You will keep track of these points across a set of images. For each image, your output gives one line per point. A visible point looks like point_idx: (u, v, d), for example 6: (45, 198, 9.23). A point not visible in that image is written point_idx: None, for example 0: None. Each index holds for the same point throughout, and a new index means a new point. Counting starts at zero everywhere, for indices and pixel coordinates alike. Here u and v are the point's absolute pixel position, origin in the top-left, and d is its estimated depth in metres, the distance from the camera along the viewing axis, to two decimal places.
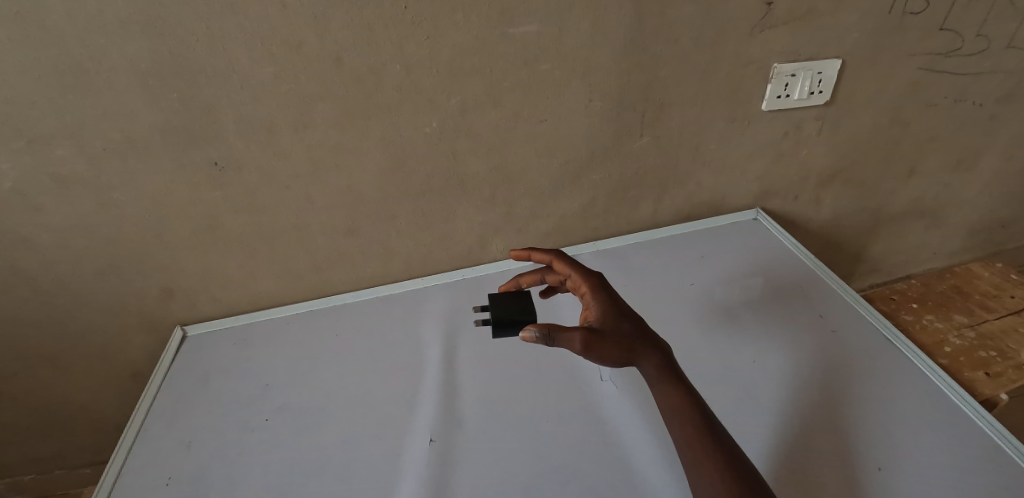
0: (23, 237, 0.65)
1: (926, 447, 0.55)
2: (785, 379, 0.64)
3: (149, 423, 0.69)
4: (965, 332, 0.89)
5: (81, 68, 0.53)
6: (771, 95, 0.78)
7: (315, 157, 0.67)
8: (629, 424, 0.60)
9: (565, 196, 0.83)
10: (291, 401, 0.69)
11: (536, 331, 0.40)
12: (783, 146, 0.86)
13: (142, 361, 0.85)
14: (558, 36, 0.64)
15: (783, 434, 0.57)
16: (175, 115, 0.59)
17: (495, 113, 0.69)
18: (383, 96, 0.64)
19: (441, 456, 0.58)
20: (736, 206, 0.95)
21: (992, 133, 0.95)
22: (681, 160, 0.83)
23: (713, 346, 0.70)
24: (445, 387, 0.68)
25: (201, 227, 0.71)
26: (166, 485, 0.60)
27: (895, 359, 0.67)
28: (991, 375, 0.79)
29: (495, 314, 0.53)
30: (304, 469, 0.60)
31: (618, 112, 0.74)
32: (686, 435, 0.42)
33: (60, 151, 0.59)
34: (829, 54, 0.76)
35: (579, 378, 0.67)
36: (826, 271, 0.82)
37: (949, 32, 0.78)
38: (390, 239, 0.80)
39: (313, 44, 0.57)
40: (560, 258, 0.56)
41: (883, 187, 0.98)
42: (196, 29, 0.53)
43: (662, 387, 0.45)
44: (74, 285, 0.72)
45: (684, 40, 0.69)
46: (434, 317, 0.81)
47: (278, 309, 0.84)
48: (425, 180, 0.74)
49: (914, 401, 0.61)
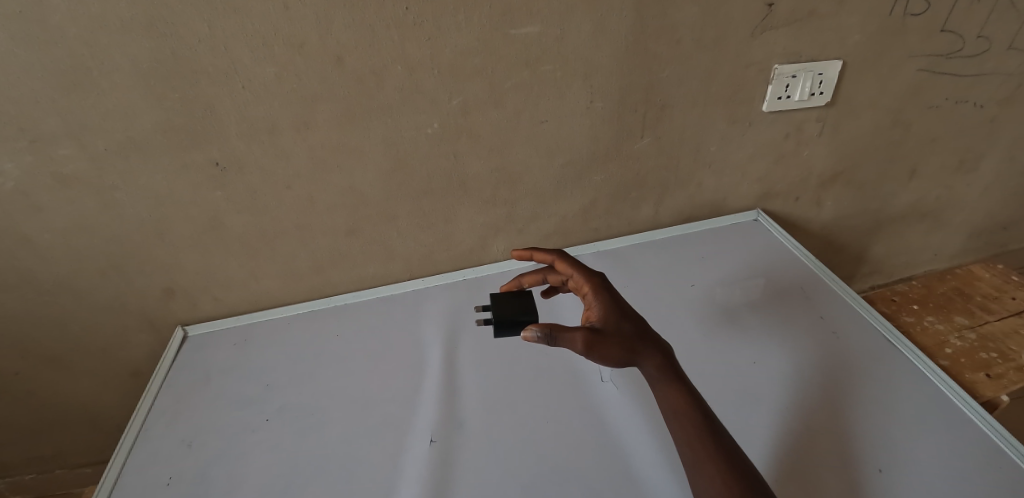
0: (25, 237, 0.65)
1: (926, 448, 0.55)
2: (786, 380, 0.64)
3: (150, 423, 0.69)
4: (966, 333, 0.89)
5: (83, 68, 0.54)
6: (772, 97, 0.78)
7: (317, 157, 0.67)
8: (630, 424, 0.60)
9: (566, 197, 0.83)
10: (291, 401, 0.69)
11: (538, 331, 0.40)
12: (784, 147, 0.86)
13: (143, 361, 0.85)
14: (559, 37, 0.64)
15: (783, 435, 0.57)
16: (177, 115, 0.59)
17: (497, 114, 0.69)
18: (385, 97, 0.64)
19: (442, 456, 0.58)
20: (737, 207, 0.95)
21: (993, 135, 0.95)
22: (682, 161, 0.83)
23: (714, 347, 0.70)
24: (446, 387, 0.68)
25: (202, 227, 0.71)
26: (167, 484, 0.60)
27: (896, 360, 0.67)
28: (992, 377, 0.79)
29: (497, 314, 0.53)
30: (304, 468, 0.60)
31: (620, 113, 0.74)
32: (687, 435, 0.42)
33: (62, 151, 0.59)
34: (830, 55, 0.76)
35: (580, 379, 0.67)
36: (827, 272, 0.82)
37: (950, 34, 0.78)
38: (391, 239, 0.80)
39: (315, 45, 0.57)
40: (562, 258, 0.57)
41: (884, 188, 0.98)
42: (198, 29, 0.53)
43: (663, 387, 0.45)
44: (76, 285, 0.72)
45: (686, 42, 0.69)
46: (434, 317, 0.81)
47: (279, 309, 0.84)
48: (426, 181, 0.74)
49: (915, 402, 0.61)
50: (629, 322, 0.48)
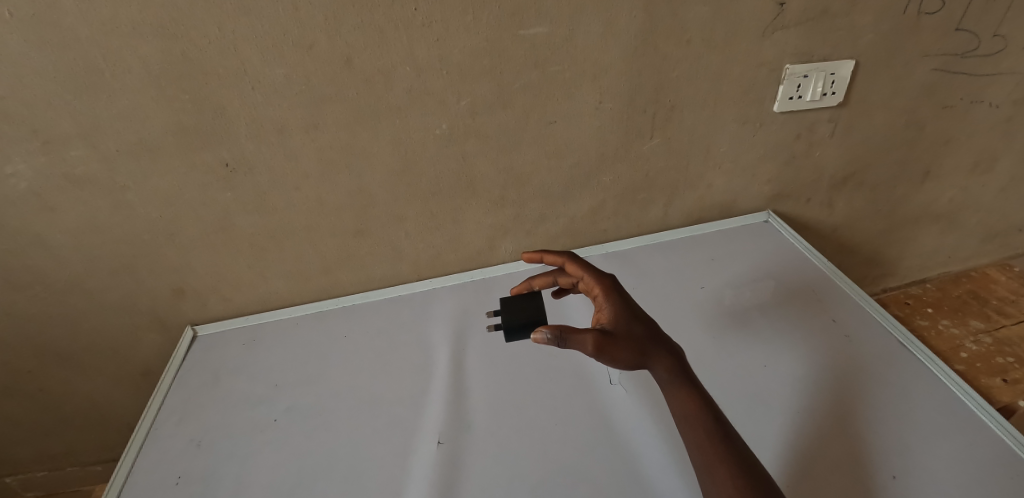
0: (37, 236, 0.66)
1: (940, 455, 0.54)
2: (797, 384, 0.63)
3: (159, 422, 0.69)
4: (982, 338, 0.88)
5: (96, 71, 0.54)
6: (784, 97, 0.77)
7: (326, 158, 0.67)
8: (638, 428, 0.59)
9: (575, 198, 0.82)
10: (301, 401, 0.69)
11: (549, 333, 0.41)
12: (795, 148, 0.85)
13: (154, 360, 0.86)
14: (568, 38, 0.64)
15: (795, 441, 0.56)
16: (186, 115, 0.60)
17: (506, 114, 0.69)
18: (394, 97, 0.63)
19: (449, 457, 0.58)
20: (747, 209, 0.94)
21: (1009, 134, 0.93)
22: (692, 162, 0.82)
23: (725, 350, 0.69)
24: (454, 388, 0.68)
25: (212, 227, 0.71)
26: (176, 483, 0.60)
27: (910, 364, 0.66)
28: (1008, 382, 0.78)
29: (508, 317, 0.54)
30: (311, 468, 0.60)
31: (629, 114, 0.74)
32: (699, 438, 0.42)
33: (75, 152, 0.59)
34: (843, 54, 0.75)
35: (590, 381, 0.67)
36: (840, 275, 0.80)
37: (966, 32, 0.76)
38: (399, 240, 0.80)
39: (324, 45, 0.57)
40: (573, 260, 0.56)
41: (898, 190, 0.97)
42: (209, 31, 0.54)
43: (673, 390, 0.45)
44: (87, 283, 0.73)
45: (697, 42, 0.68)
46: (442, 317, 0.81)
47: (288, 310, 0.85)
48: (434, 181, 0.74)
49: (929, 407, 0.60)
50: (640, 325, 0.47)
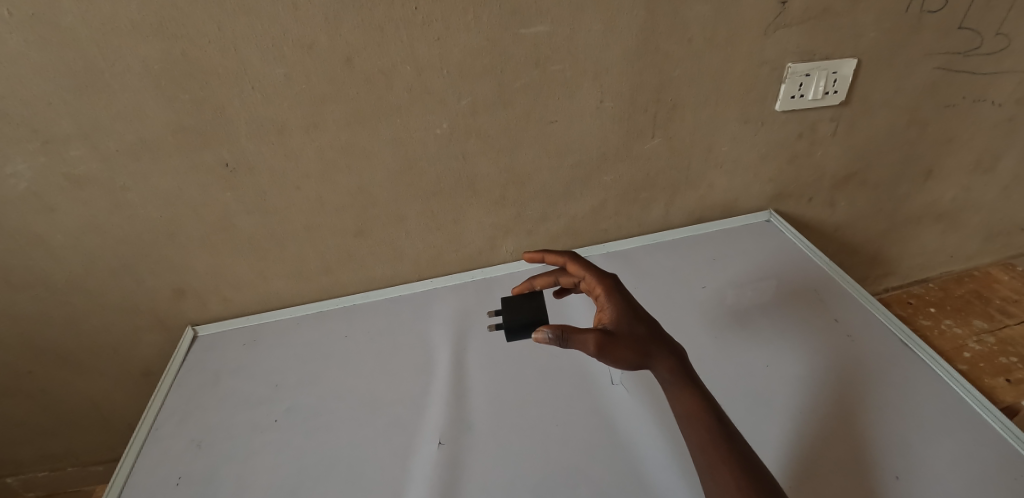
0: (37, 236, 0.66)
1: (943, 454, 0.54)
2: (799, 384, 0.63)
3: (160, 423, 0.69)
4: (985, 337, 0.87)
5: (96, 70, 0.54)
6: (786, 96, 0.77)
7: (326, 157, 0.67)
8: (640, 428, 0.59)
9: (576, 198, 0.82)
10: (301, 401, 0.69)
11: (550, 333, 0.41)
12: (797, 147, 0.85)
13: (154, 360, 0.86)
14: (569, 37, 0.63)
15: (798, 441, 0.56)
16: (186, 115, 0.59)
17: (507, 113, 0.69)
18: (394, 96, 0.63)
19: (451, 457, 0.58)
20: (749, 208, 0.94)
21: (1012, 133, 0.93)
22: (693, 161, 0.82)
23: (727, 350, 0.69)
24: (455, 388, 0.68)
25: (212, 227, 0.71)
26: (177, 484, 0.60)
27: (912, 364, 0.66)
28: (1012, 382, 0.78)
29: (509, 317, 0.53)
30: (312, 468, 0.60)
31: (630, 113, 0.73)
32: (700, 438, 0.42)
33: (75, 152, 0.59)
34: (845, 53, 0.75)
35: (591, 380, 0.66)
36: (842, 275, 0.80)
37: (968, 31, 0.76)
38: (399, 239, 0.80)
39: (324, 45, 0.57)
40: (574, 259, 0.56)
41: (900, 189, 0.97)
42: (209, 31, 0.53)
43: (675, 390, 0.45)
44: (87, 283, 0.73)
45: (698, 41, 0.68)
46: (443, 317, 0.81)
47: (289, 310, 0.85)
48: (435, 181, 0.73)
49: (931, 406, 0.60)
50: (642, 325, 0.47)
